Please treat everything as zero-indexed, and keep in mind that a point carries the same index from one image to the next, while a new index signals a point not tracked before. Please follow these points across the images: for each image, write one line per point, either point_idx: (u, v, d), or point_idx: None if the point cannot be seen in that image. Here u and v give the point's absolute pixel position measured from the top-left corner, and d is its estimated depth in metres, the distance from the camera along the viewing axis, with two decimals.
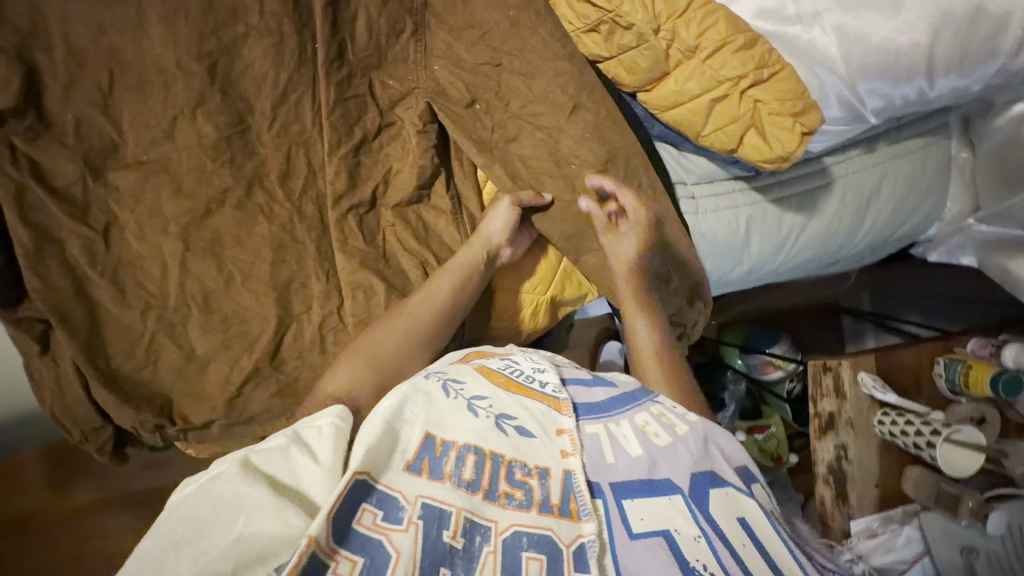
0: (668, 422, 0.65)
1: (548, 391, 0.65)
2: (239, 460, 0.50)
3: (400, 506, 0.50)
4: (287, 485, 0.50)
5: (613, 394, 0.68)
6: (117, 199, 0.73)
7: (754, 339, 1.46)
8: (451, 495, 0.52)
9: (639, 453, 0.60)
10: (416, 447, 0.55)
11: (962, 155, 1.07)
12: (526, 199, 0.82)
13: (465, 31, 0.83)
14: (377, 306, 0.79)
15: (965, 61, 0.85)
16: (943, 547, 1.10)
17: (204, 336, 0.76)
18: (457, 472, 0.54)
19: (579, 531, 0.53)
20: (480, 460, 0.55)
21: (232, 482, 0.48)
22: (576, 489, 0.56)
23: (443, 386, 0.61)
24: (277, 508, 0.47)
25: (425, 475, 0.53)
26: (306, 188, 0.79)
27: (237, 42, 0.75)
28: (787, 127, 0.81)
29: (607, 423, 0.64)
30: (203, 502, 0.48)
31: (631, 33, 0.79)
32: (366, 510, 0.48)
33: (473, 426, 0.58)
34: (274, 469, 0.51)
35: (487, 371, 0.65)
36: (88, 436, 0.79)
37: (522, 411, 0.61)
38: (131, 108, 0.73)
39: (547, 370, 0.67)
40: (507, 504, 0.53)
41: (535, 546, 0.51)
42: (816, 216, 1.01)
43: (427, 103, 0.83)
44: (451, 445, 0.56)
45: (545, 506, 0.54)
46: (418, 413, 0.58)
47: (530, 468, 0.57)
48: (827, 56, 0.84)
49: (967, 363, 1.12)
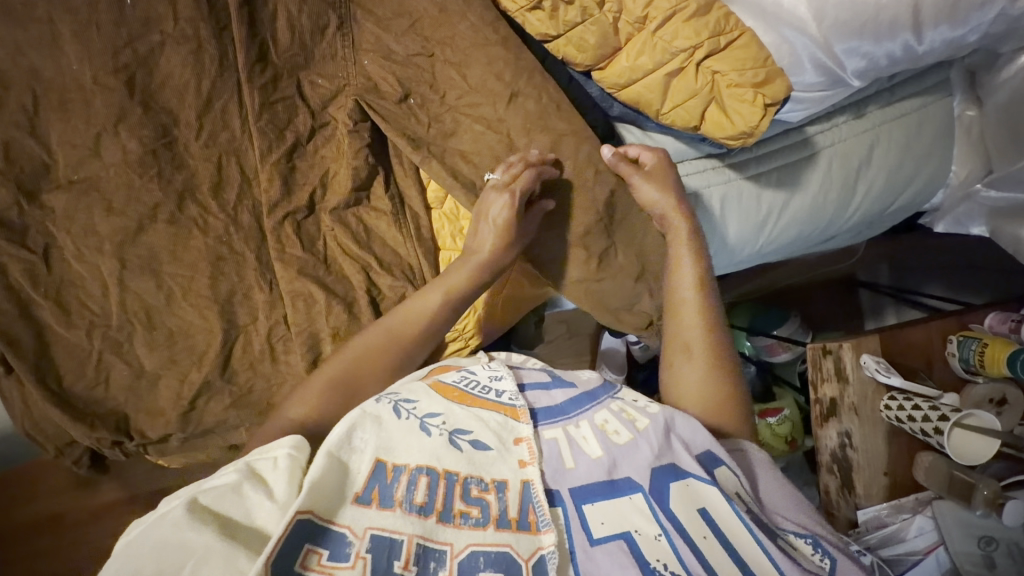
0: (629, 418, 0.61)
1: (505, 400, 0.61)
2: (185, 502, 0.47)
3: (347, 543, 0.47)
4: (239, 525, 0.47)
5: (571, 395, 0.64)
6: (53, 220, 0.73)
7: (761, 321, 1.36)
8: (402, 523, 0.48)
9: (598, 454, 0.57)
10: (365, 477, 0.51)
11: (969, 113, 0.96)
12: (520, 190, 0.75)
13: (394, 21, 0.78)
14: (318, 314, 0.78)
15: (956, 9, 0.74)
16: (960, 537, 1.01)
17: (150, 352, 0.76)
18: (407, 496, 0.50)
19: (538, 544, 0.50)
20: (433, 481, 0.52)
21: (177, 527, 0.45)
22: (535, 500, 0.53)
23: (393, 408, 0.57)
24: (226, 553, 0.44)
25: (374, 505, 0.49)
26: (240, 198, 0.78)
27: (154, 51, 0.73)
28: (748, 100, 0.74)
29: (566, 426, 0.60)
30: (148, 550, 0.45)
31: (576, 8, 0.73)
32: (309, 551, 0.45)
33: (425, 447, 0.54)
34: (226, 508, 0.48)
35: (440, 387, 0.61)
36: (63, 451, 0.80)
37: (478, 425, 0.57)
38: (57, 128, 0.72)
39: (504, 378, 0.63)
40: (462, 524, 0.50)
41: (493, 564, 0.48)
42: (799, 192, 0.93)
43: (357, 100, 0.78)
44: (403, 470, 0.52)
45: (502, 521, 0.51)
46: (368, 440, 0.54)
47: (487, 483, 0.54)
48: (796, 16, 0.74)
49: (982, 341, 0.99)
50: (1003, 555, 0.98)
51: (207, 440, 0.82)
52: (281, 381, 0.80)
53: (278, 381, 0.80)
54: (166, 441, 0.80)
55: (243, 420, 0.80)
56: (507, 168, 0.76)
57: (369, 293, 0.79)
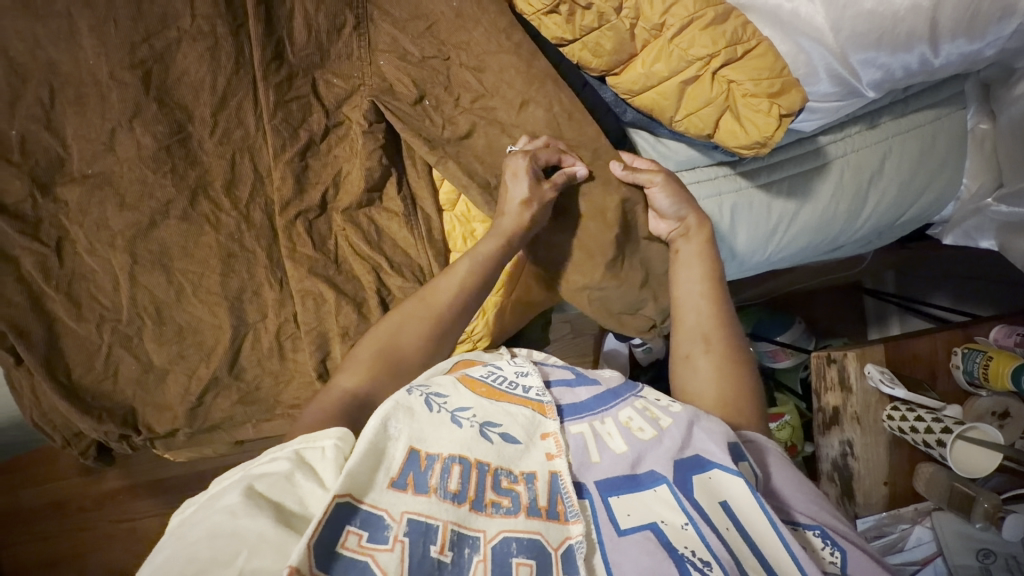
0: (652, 415, 0.60)
1: (532, 395, 0.61)
2: (241, 488, 0.47)
3: (385, 525, 0.47)
4: (293, 514, 0.47)
5: (597, 393, 0.64)
6: (67, 213, 0.74)
7: (764, 326, 1.36)
8: (437, 508, 0.49)
9: (623, 449, 0.57)
10: (400, 463, 0.51)
11: (982, 126, 0.97)
12: (543, 156, 0.75)
13: (411, 22, 0.77)
14: (327, 314, 0.78)
15: (974, 23, 0.73)
16: (958, 549, 1.00)
17: (160, 347, 0.77)
18: (442, 484, 0.50)
19: (567, 533, 0.50)
20: (466, 470, 0.52)
21: (234, 513, 0.45)
22: (563, 490, 0.53)
23: (425, 400, 0.57)
24: (279, 541, 0.44)
25: (410, 490, 0.49)
26: (252, 195, 0.78)
27: (170, 47, 0.73)
28: (762, 110, 0.73)
29: (592, 421, 0.60)
30: (203, 535, 0.45)
31: (593, 13, 0.73)
32: (349, 533, 0.45)
33: (457, 437, 0.54)
34: (279, 496, 0.48)
35: (468, 380, 0.61)
36: (71, 441, 0.80)
37: (507, 419, 0.58)
38: (72, 122, 0.72)
39: (530, 374, 0.64)
40: (494, 513, 0.51)
41: (525, 551, 0.48)
42: (810, 202, 0.93)
43: (372, 101, 0.78)
44: (436, 458, 0.52)
45: (532, 509, 0.51)
46: (402, 429, 0.54)
47: (516, 474, 0.54)
48: (813, 26, 0.73)
49: (987, 354, 0.99)
50: (1001, 567, 0.96)
51: (213, 435, 0.82)
52: (289, 379, 0.80)
53: (286, 378, 0.80)
54: (173, 435, 0.81)
55: (251, 416, 0.81)
56: (530, 142, 0.77)
57: (379, 293, 0.79)
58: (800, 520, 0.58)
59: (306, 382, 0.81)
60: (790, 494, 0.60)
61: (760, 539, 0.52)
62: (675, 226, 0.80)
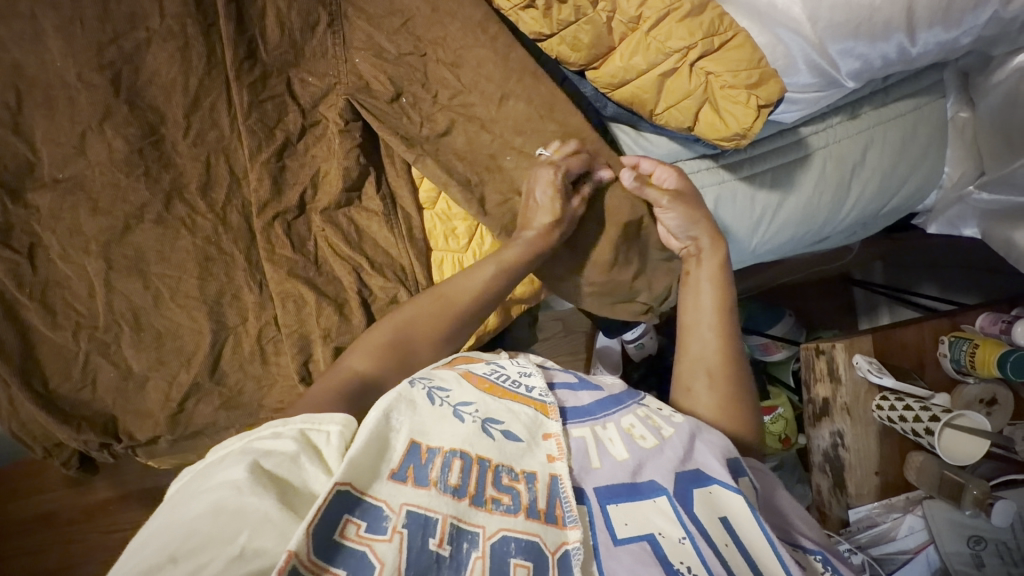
0: (654, 424, 0.61)
1: (535, 395, 0.60)
2: (247, 464, 0.46)
3: (384, 516, 0.45)
4: (297, 494, 0.46)
5: (599, 398, 0.63)
6: (38, 219, 0.73)
7: (755, 320, 1.35)
8: (437, 502, 0.47)
9: (624, 456, 0.56)
10: (400, 455, 0.50)
11: (962, 114, 0.97)
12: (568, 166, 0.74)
13: (386, 19, 0.77)
14: (308, 315, 0.77)
15: (950, 11, 0.73)
16: (949, 537, 1.00)
17: (137, 354, 0.75)
18: (442, 477, 0.49)
19: (565, 538, 0.50)
20: (467, 465, 0.51)
21: (238, 489, 0.44)
22: (563, 494, 0.52)
23: (428, 393, 0.56)
24: (282, 524, 0.43)
25: (410, 483, 0.48)
26: (229, 198, 0.77)
27: (140, 48, 0.72)
28: (741, 101, 0.73)
29: (593, 426, 0.60)
30: (204, 509, 0.44)
31: (569, 7, 0.72)
32: (349, 522, 0.44)
33: (459, 432, 0.53)
34: (284, 476, 0.47)
35: (471, 376, 0.61)
36: (51, 452, 0.79)
37: (509, 416, 0.57)
38: (42, 126, 0.71)
39: (534, 374, 0.63)
40: (494, 509, 0.49)
41: (523, 552, 0.47)
42: (793, 194, 0.93)
43: (348, 100, 0.78)
44: (437, 452, 0.51)
45: (532, 511, 0.50)
46: (404, 421, 0.53)
47: (517, 473, 0.53)
48: (790, 16, 0.73)
49: (973, 341, 0.99)
50: (993, 554, 0.97)
51: (196, 441, 0.81)
52: (272, 383, 0.79)
53: (268, 381, 0.79)
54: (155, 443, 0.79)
55: (234, 421, 0.80)
56: (562, 147, 0.76)
57: (360, 293, 0.78)
58: (803, 544, 0.60)
59: (289, 386, 0.79)
60: (795, 520, 0.62)
61: (756, 553, 0.52)
62: (686, 244, 0.79)
